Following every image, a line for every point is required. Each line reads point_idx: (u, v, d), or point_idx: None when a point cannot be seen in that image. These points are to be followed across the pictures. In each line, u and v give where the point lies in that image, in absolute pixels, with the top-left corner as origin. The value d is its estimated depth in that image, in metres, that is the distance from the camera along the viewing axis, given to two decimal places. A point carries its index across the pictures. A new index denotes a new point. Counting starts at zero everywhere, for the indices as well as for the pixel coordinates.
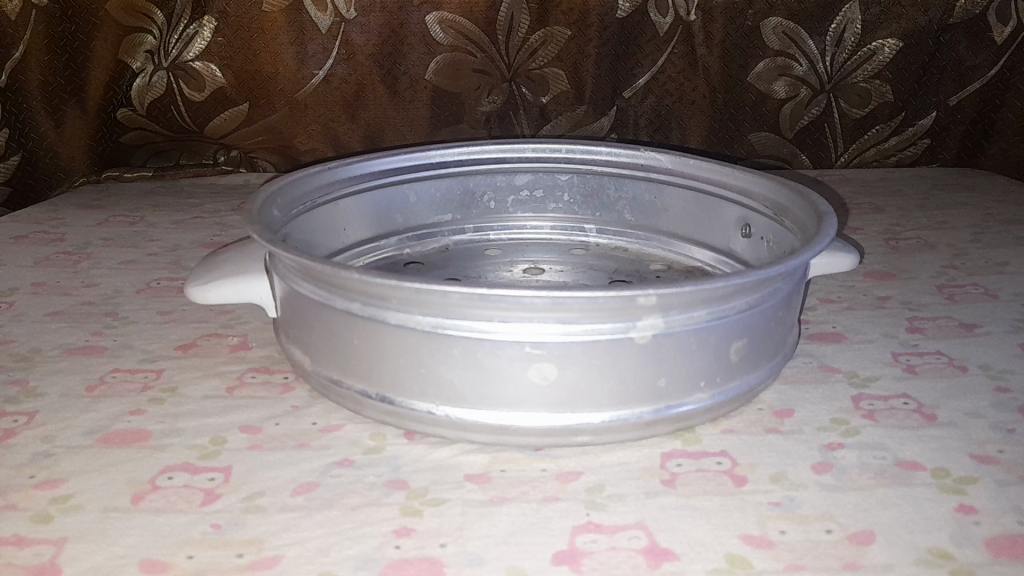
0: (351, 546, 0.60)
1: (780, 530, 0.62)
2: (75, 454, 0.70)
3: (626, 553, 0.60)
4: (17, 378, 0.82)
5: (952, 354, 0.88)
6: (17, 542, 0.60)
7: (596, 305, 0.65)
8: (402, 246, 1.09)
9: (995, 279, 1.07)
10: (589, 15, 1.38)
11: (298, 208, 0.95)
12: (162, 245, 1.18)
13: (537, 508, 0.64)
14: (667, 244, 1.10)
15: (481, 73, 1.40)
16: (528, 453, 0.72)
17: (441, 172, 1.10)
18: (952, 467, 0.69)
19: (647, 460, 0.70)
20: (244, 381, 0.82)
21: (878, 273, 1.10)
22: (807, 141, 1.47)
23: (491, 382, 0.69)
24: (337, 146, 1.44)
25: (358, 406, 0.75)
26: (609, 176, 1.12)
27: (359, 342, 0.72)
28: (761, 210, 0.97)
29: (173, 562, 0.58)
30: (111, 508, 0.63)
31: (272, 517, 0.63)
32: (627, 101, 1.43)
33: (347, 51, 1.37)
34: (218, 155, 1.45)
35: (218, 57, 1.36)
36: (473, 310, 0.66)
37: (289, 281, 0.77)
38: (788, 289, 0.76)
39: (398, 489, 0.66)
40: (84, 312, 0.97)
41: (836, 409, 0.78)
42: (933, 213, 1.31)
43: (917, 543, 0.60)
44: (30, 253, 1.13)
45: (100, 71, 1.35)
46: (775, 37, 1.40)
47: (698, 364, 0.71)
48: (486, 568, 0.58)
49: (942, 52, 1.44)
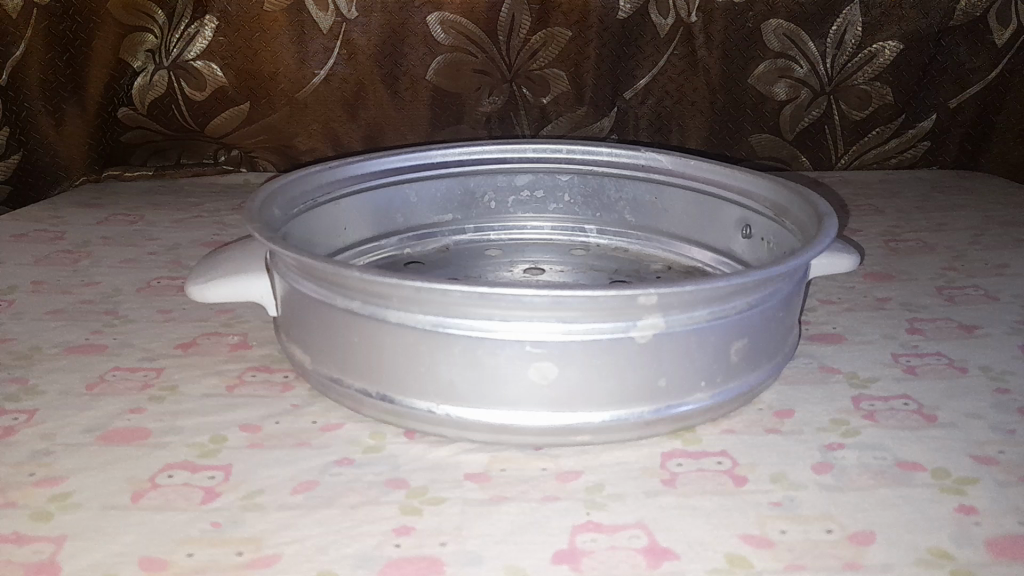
0: (350, 544, 0.60)
1: (779, 530, 0.62)
2: (73, 452, 0.70)
3: (626, 552, 0.59)
4: (16, 377, 0.82)
5: (951, 356, 0.88)
6: (15, 540, 0.59)
7: (597, 304, 0.65)
8: (402, 246, 1.09)
9: (996, 281, 1.07)
10: (589, 16, 1.38)
11: (298, 206, 0.95)
12: (162, 244, 1.18)
13: (536, 508, 0.64)
14: (668, 245, 1.10)
15: (482, 73, 1.40)
16: (527, 452, 0.72)
17: (441, 172, 1.10)
18: (952, 468, 0.69)
19: (647, 460, 0.70)
20: (244, 379, 0.82)
21: (878, 274, 1.10)
22: (806, 143, 1.47)
23: (491, 382, 0.69)
24: (337, 146, 1.44)
25: (358, 405, 0.75)
26: (610, 177, 1.12)
27: (359, 340, 0.72)
28: (762, 211, 0.97)
29: (171, 560, 0.58)
30: (110, 507, 0.63)
31: (271, 515, 0.63)
32: (627, 102, 1.43)
33: (347, 51, 1.37)
34: (217, 155, 1.45)
35: (218, 56, 1.36)
36: (473, 309, 0.66)
37: (288, 280, 0.77)
38: (788, 290, 0.76)
39: (397, 488, 0.66)
40: (84, 311, 0.97)
41: (836, 409, 0.78)
42: (932, 215, 1.31)
43: (917, 544, 0.60)
44: (29, 252, 1.13)
45: (100, 70, 1.34)
46: (776, 39, 1.40)
47: (698, 364, 0.71)
48: (485, 568, 0.58)
49: (942, 55, 1.44)
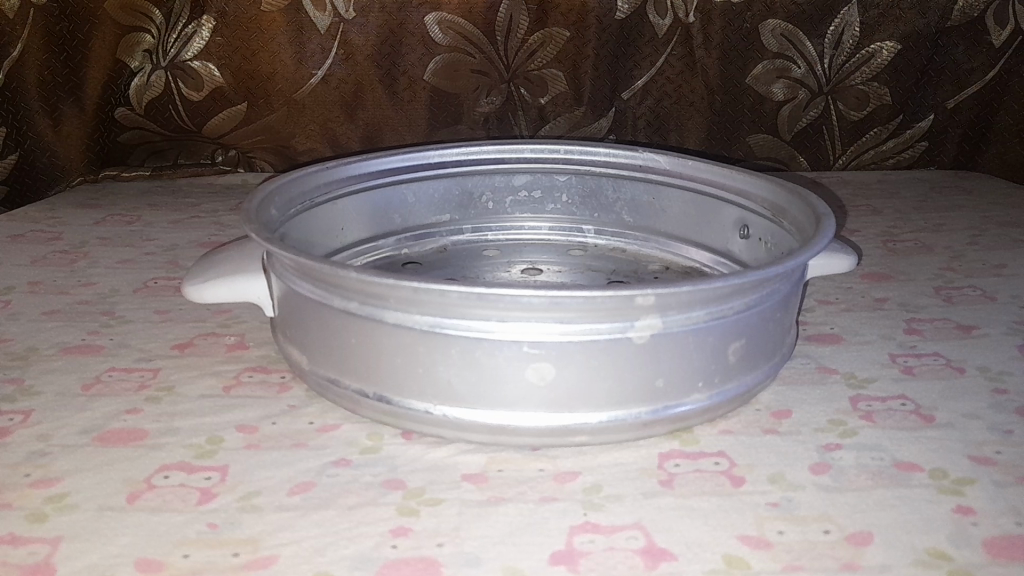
0: (347, 545, 0.60)
1: (777, 531, 0.62)
2: (70, 453, 0.70)
3: (624, 553, 0.59)
4: (12, 378, 0.82)
5: (949, 356, 0.88)
6: (11, 541, 0.59)
7: (595, 305, 0.65)
8: (400, 246, 1.09)
9: (994, 281, 1.07)
10: (588, 16, 1.38)
11: (296, 207, 0.95)
12: (159, 245, 1.18)
13: (534, 509, 0.64)
14: (666, 245, 1.10)
15: (480, 73, 1.40)
16: (525, 453, 0.71)
17: (439, 172, 1.10)
18: (950, 468, 0.69)
19: (645, 461, 0.70)
20: (241, 380, 0.82)
21: (876, 275, 1.10)
22: (804, 144, 1.47)
23: (488, 382, 0.68)
24: (335, 146, 1.44)
25: (355, 405, 0.74)
26: (607, 177, 1.12)
27: (357, 341, 0.72)
28: (760, 211, 0.97)
29: (168, 562, 0.58)
30: (106, 508, 0.63)
31: (268, 516, 0.63)
32: (626, 102, 1.43)
33: (345, 51, 1.37)
34: (215, 155, 1.45)
35: (216, 56, 1.36)
36: (471, 309, 0.66)
37: (286, 280, 0.77)
38: (786, 290, 0.76)
39: (395, 489, 0.66)
40: (81, 311, 0.96)
41: (834, 409, 0.78)
42: (930, 215, 1.31)
43: (915, 545, 0.60)
44: (26, 253, 1.13)
45: (98, 70, 1.34)
46: (774, 39, 1.40)
47: (697, 365, 0.71)
48: (482, 569, 0.58)
49: (940, 56, 1.44)
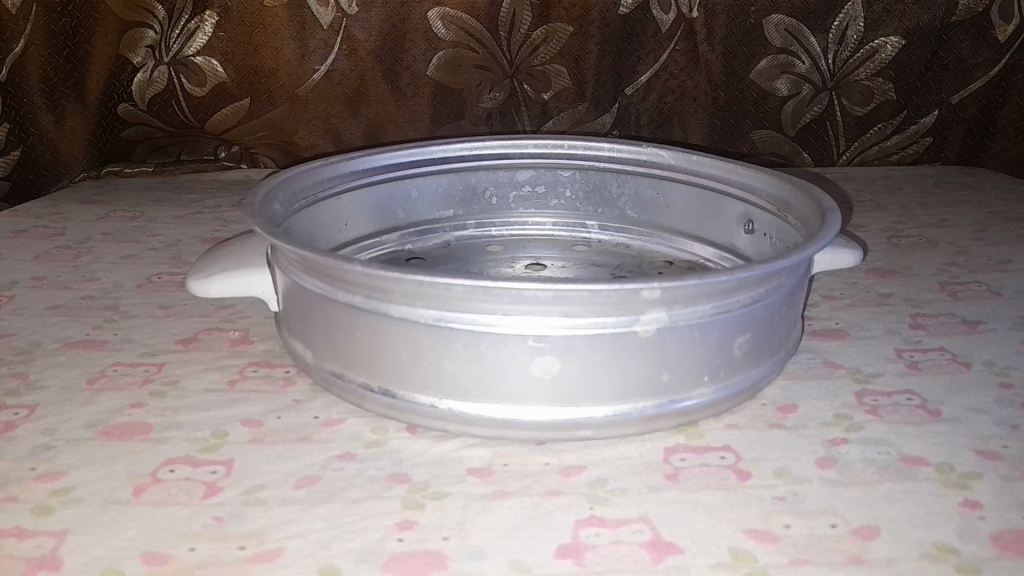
0: (352, 539, 0.59)
1: (784, 525, 0.62)
2: (74, 447, 0.70)
3: (629, 547, 0.59)
4: (16, 372, 0.82)
5: (954, 352, 0.88)
6: (17, 534, 0.59)
7: (601, 299, 0.65)
8: (404, 243, 1.09)
9: (999, 278, 1.06)
10: (590, 12, 1.37)
11: (299, 202, 0.95)
12: (162, 240, 1.17)
13: (539, 503, 0.64)
14: (670, 241, 1.10)
15: (481, 69, 1.40)
16: (530, 448, 0.71)
17: (442, 168, 1.10)
18: (956, 463, 0.69)
19: (650, 455, 0.70)
20: (245, 375, 0.82)
21: (881, 271, 1.10)
22: (807, 140, 1.47)
23: (494, 376, 0.68)
24: (338, 142, 1.43)
25: (359, 400, 0.74)
26: (611, 173, 1.11)
27: (361, 336, 0.72)
28: (765, 207, 0.97)
29: (173, 555, 0.58)
30: (112, 501, 0.63)
31: (273, 510, 0.62)
32: (629, 98, 1.43)
33: (348, 47, 1.37)
34: (218, 151, 1.45)
35: (219, 52, 1.35)
36: (475, 303, 0.66)
37: (291, 275, 0.76)
38: (791, 285, 0.76)
39: (399, 484, 0.66)
40: (84, 307, 0.96)
41: (839, 405, 0.78)
42: (934, 211, 1.30)
43: (921, 539, 0.60)
44: (29, 248, 1.13)
45: (100, 65, 1.34)
46: (777, 34, 1.40)
47: (701, 360, 0.71)
48: (487, 563, 0.58)
49: (944, 51, 1.44)
